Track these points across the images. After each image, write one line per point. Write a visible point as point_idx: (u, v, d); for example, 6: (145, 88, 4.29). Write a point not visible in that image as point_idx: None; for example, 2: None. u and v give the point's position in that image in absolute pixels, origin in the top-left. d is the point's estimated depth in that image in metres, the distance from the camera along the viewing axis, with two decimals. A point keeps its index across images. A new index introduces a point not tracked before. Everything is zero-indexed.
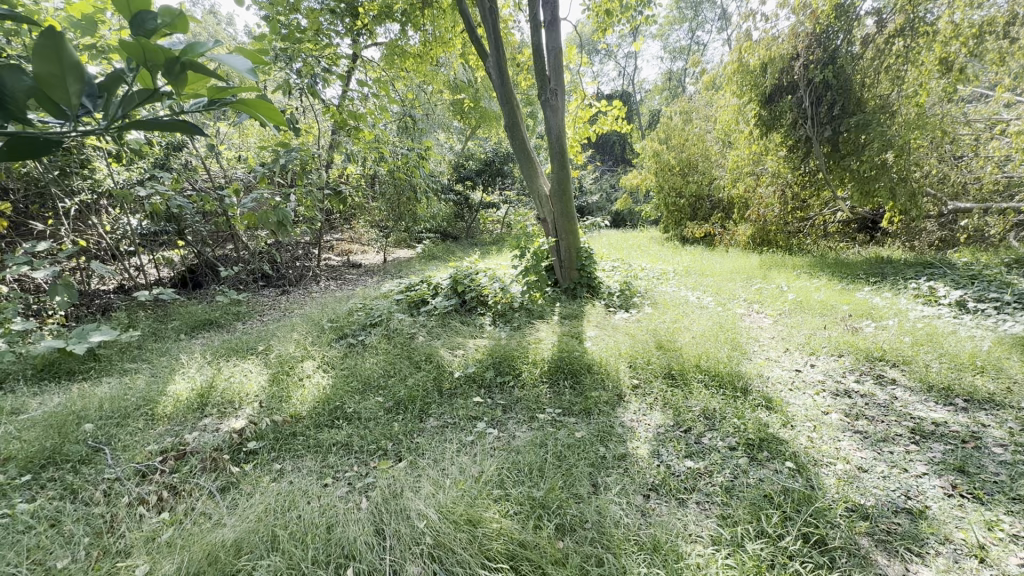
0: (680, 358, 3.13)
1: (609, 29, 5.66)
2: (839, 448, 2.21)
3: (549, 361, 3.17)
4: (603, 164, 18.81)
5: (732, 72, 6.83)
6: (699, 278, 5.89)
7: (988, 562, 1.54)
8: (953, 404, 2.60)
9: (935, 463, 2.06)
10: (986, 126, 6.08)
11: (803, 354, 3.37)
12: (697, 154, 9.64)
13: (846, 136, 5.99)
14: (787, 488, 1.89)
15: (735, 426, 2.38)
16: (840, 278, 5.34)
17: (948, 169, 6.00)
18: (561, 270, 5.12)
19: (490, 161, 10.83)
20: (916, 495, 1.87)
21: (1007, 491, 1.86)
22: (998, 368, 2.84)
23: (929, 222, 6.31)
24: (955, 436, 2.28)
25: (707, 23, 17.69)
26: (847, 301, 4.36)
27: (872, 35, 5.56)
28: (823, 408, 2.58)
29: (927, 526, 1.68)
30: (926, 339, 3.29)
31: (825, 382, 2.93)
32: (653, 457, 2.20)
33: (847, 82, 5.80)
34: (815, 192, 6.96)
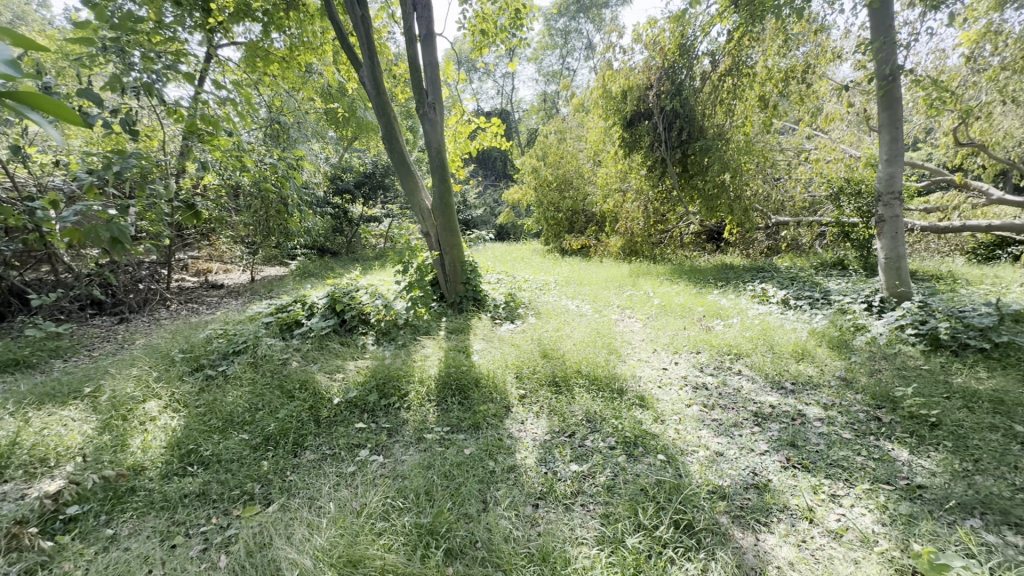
0: (563, 364, 3.27)
1: (485, 48, 5.80)
2: (700, 436, 2.47)
3: (436, 378, 3.10)
4: (486, 179, 19.22)
5: (598, 97, 7.44)
6: (578, 287, 6.26)
7: (815, 522, 1.81)
8: (784, 387, 3.07)
9: (774, 441, 2.39)
10: (794, 154, 7.37)
11: (669, 353, 3.73)
12: (571, 172, 10.32)
13: (693, 158, 6.93)
14: (660, 480, 2.05)
15: (614, 426, 2.53)
16: (695, 282, 6.04)
17: (770, 189, 7.16)
18: (446, 284, 5.06)
19: (370, 173, 10.46)
20: (761, 471, 2.14)
21: (824, 457, 2.22)
22: (813, 354, 3.44)
23: (760, 234, 7.66)
24: (786, 415, 2.68)
25: (575, 51, 19.14)
26: (701, 304, 4.94)
27: (708, 72, 6.22)
28: (686, 402, 2.87)
29: (770, 497, 1.93)
30: (762, 334, 3.86)
31: (686, 377, 3.26)
32: (540, 465, 2.24)
33: (691, 111, 6.70)
34: (671, 208, 7.84)
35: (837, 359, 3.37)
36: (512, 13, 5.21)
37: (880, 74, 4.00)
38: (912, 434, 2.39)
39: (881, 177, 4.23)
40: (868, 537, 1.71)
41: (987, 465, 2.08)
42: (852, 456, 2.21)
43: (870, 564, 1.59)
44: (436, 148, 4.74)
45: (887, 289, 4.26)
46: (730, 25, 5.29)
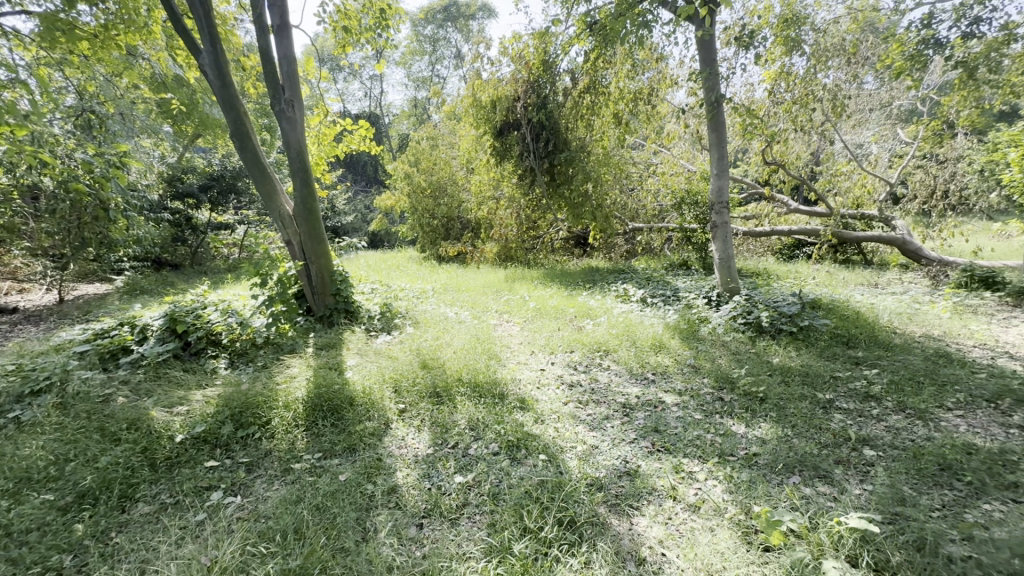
0: (443, 374, 3.21)
1: (349, 47, 5.50)
2: (577, 432, 2.59)
3: (305, 400, 2.82)
4: (355, 184, 18.33)
5: (468, 106, 7.55)
6: (456, 294, 6.23)
7: (678, 498, 1.99)
8: (646, 377, 3.38)
9: (640, 429, 2.61)
10: (644, 167, 8.25)
11: (545, 354, 3.88)
12: (445, 178, 10.30)
13: (559, 167, 7.42)
14: (542, 480, 2.10)
15: (497, 432, 2.54)
16: (566, 285, 6.40)
17: (626, 200, 7.98)
18: (313, 296, 4.66)
19: (218, 175, 9.29)
20: (631, 459, 2.31)
21: (682, 439, 2.47)
22: (668, 347, 3.84)
23: (619, 239, 8.40)
24: (648, 403, 2.95)
25: (444, 59, 19.20)
26: (572, 306, 5.24)
27: (569, 88, 6.61)
28: (563, 400, 3.01)
29: (640, 483, 2.08)
30: (625, 331, 4.21)
31: (562, 376, 3.43)
32: (424, 481, 2.16)
33: (556, 123, 7.17)
34: (542, 215, 8.23)
35: (686, 349, 3.81)
36: (376, 12, 5.01)
37: (709, 100, 4.64)
38: (747, 409, 2.79)
39: (713, 188, 4.90)
40: (720, 506, 1.92)
41: (801, 429, 2.49)
42: (703, 435, 2.50)
43: (723, 529, 1.78)
44: (296, 148, 4.35)
45: (721, 286, 4.93)
46: (587, 46, 5.69)
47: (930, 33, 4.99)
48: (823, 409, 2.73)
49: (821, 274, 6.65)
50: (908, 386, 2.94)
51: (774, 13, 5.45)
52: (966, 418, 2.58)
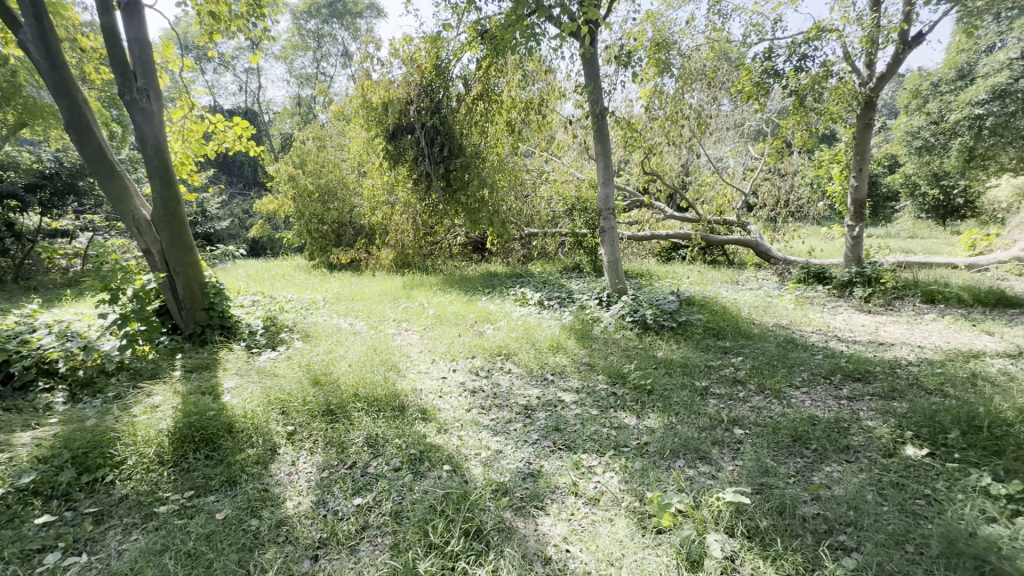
0: (337, 391, 3.00)
1: (218, 35, 4.97)
2: (481, 438, 2.58)
3: (170, 431, 2.45)
4: (230, 187, 16.64)
5: (358, 107, 7.32)
6: (350, 304, 5.91)
7: (579, 494, 2.06)
8: (546, 378, 3.48)
9: (542, 429, 2.67)
10: (538, 175, 8.58)
11: (447, 361, 3.83)
12: (334, 181, 9.73)
13: (455, 173, 7.41)
14: (447, 492, 2.04)
15: (398, 446, 2.44)
16: (465, 291, 6.39)
17: (521, 206, 8.22)
18: (181, 312, 4.11)
19: (52, 173, 7.86)
20: (534, 460, 2.35)
21: (581, 435, 2.57)
22: (565, 347, 4.00)
23: (516, 244, 8.60)
24: (548, 403, 3.03)
25: (330, 56, 18.24)
26: (472, 311, 5.25)
27: (463, 94, 6.96)
28: (465, 407, 2.98)
29: (543, 483, 2.12)
30: (524, 334, 4.32)
31: (463, 383, 3.40)
32: (318, 508, 1.99)
33: (450, 128, 7.22)
34: (439, 220, 8.14)
35: (582, 348, 4.00)
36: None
37: (594, 113, 4.95)
38: (637, 401, 2.99)
39: (601, 195, 5.20)
40: (618, 496, 2.02)
41: (683, 416, 2.73)
42: (599, 429, 2.63)
43: (620, 518, 1.87)
44: (154, 144, 3.82)
45: (611, 287, 5.25)
46: (479, 54, 5.76)
47: (770, 65, 5.89)
48: (700, 396, 3.02)
49: (694, 274, 7.41)
50: (766, 369, 3.38)
51: (647, 37, 5.99)
52: (809, 393, 3.03)
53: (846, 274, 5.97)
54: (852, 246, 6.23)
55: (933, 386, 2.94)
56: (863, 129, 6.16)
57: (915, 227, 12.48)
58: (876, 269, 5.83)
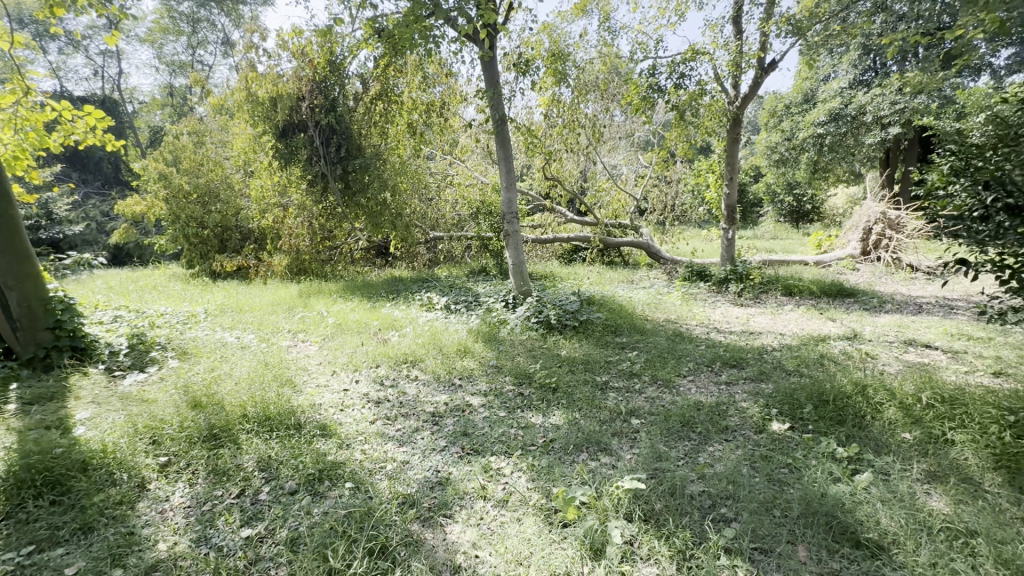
0: (221, 412, 2.71)
1: (62, 10, 4.27)
2: (386, 450, 2.48)
3: (2, 477, 2.04)
4: (85, 186, 14.41)
5: (241, 101, 6.72)
6: (237, 315, 5.39)
7: (487, 497, 2.06)
8: (453, 383, 3.44)
9: (450, 435, 2.63)
10: (443, 179, 8.56)
11: (348, 372, 3.64)
12: (216, 181, 8.83)
13: (354, 174, 7.09)
14: (350, 511, 1.94)
15: (294, 467, 2.26)
16: (367, 297, 6.13)
17: (425, 209, 8.15)
18: (17, 333, 3.46)
19: None
20: (442, 467, 2.31)
21: (489, 438, 2.58)
22: (472, 350, 4.00)
23: (421, 248, 8.43)
24: (456, 408, 3.00)
25: (208, 44, 16.59)
26: (376, 318, 5.05)
27: (360, 94, 6.93)
28: (369, 419, 2.85)
29: (451, 490, 2.09)
30: (431, 339, 4.25)
31: (367, 394, 3.25)
32: (198, 546, 1.78)
33: (347, 128, 6.92)
34: (337, 223, 7.73)
35: (489, 350, 4.03)
36: None
37: (495, 117, 5.04)
38: (543, 399, 3.07)
39: (504, 199, 5.28)
40: (526, 495, 2.04)
41: (586, 410, 2.85)
42: (507, 431, 2.66)
43: (528, 517, 1.90)
44: None
45: (516, 289, 5.36)
46: (376, 53, 5.61)
47: (654, 81, 6.41)
48: (600, 390, 3.19)
49: (594, 274, 7.82)
50: (658, 361, 3.66)
51: (544, 47, 6.23)
52: (694, 381, 3.34)
53: (722, 271, 6.66)
54: (727, 246, 6.96)
55: (792, 367, 3.38)
56: (733, 142, 6.94)
57: (776, 229, 14.31)
58: (746, 267, 6.58)
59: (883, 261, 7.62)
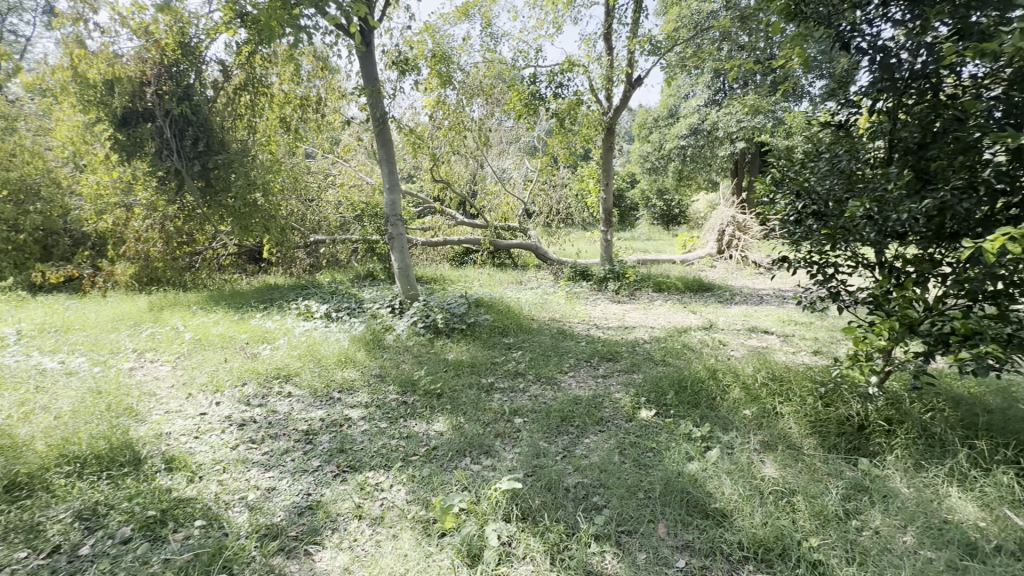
0: (32, 454, 2.24)
1: None
2: (248, 478, 2.24)
3: None
4: None
5: (66, 81, 5.70)
6: (63, 335, 4.54)
7: (363, 515, 1.94)
8: (332, 397, 3.22)
9: (324, 453, 2.46)
10: (323, 178, 8.08)
11: (208, 394, 3.24)
12: (35, 175, 7.38)
13: (216, 171, 6.37)
14: (198, 553, 1.71)
15: (128, 511, 1.93)
16: (234, 308, 5.53)
17: (303, 210, 7.60)
18: None
19: None
20: (313, 489, 2.14)
21: (368, 452, 2.45)
22: (354, 360, 3.79)
23: (300, 253, 7.85)
24: (334, 424, 2.81)
25: (26, 11, 13.85)
26: (244, 331, 4.56)
27: (220, 82, 6.24)
28: (230, 444, 2.55)
29: (322, 513, 1.95)
30: (308, 350, 3.95)
31: (229, 416, 2.91)
32: None
33: (205, 121, 6.21)
34: (198, 226, 6.88)
35: (372, 359, 3.85)
36: None
37: (375, 117, 4.85)
38: (427, 406, 3.01)
39: (387, 201, 5.09)
40: (404, 509, 1.97)
41: (470, 414, 2.84)
42: (388, 442, 2.55)
43: (404, 531, 1.83)
44: None
45: (403, 294, 5.20)
46: (238, 38, 5.10)
47: (535, 88, 6.65)
48: (486, 392, 3.19)
49: (484, 276, 7.88)
50: (542, 359, 3.78)
51: (427, 48, 6.14)
52: (575, 376, 3.50)
53: (602, 271, 7.12)
54: (606, 246, 7.43)
55: (659, 358, 3.70)
56: (608, 150, 7.42)
57: (650, 231, 15.68)
58: (622, 267, 7.10)
59: (734, 258, 8.69)
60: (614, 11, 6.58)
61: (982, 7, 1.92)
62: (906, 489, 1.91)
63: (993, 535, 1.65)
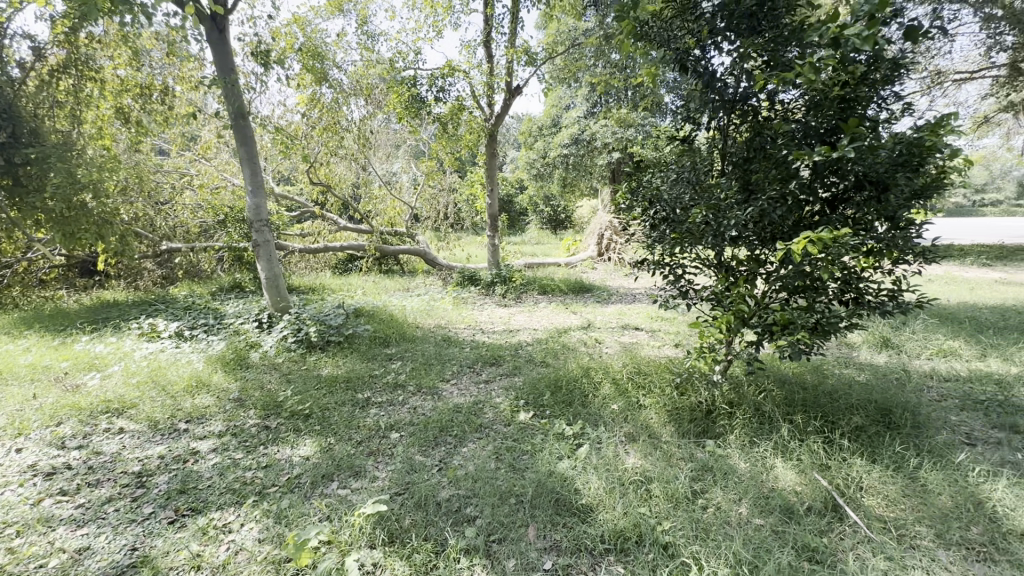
0: None
1: None
2: (51, 540, 1.84)
3: None
4: None
5: None
6: None
7: (202, 565, 1.70)
8: (177, 429, 2.80)
9: (161, 497, 2.12)
10: (177, 179, 7.14)
11: (6, 440, 2.63)
12: None
13: (25, 168, 5.23)
14: None
15: None
16: (54, 331, 4.62)
17: (150, 214, 6.63)
18: None
19: None
20: (141, 542, 1.83)
21: (217, 488, 2.16)
22: (208, 384, 3.35)
23: (148, 263, 6.84)
24: (177, 461, 2.44)
25: None
26: (65, 358, 3.83)
27: (30, 62, 5.21)
28: (30, 501, 2.09)
29: (148, 571, 1.66)
30: (150, 377, 3.42)
31: (34, 465, 2.38)
32: None
33: (10, 106, 5.10)
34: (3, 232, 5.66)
35: (231, 381, 3.44)
36: None
37: (232, 112, 4.37)
38: (293, 429, 2.75)
39: (250, 206, 4.60)
40: (254, 551, 1.76)
41: (341, 434, 2.65)
42: (243, 475, 2.28)
43: None
44: None
45: (272, 306, 4.75)
46: (53, 10, 4.30)
47: (415, 91, 6.52)
48: (361, 408, 3.01)
49: (368, 284, 7.54)
50: (423, 368, 3.69)
51: (296, 41, 5.73)
52: (457, 384, 3.44)
53: (490, 275, 7.18)
54: (492, 251, 7.52)
55: (539, 360, 3.80)
56: (491, 156, 7.52)
57: (539, 235, 16.25)
58: (509, 271, 7.23)
59: (612, 260, 9.31)
60: (491, 20, 6.70)
61: (788, 43, 2.26)
62: (742, 464, 2.15)
63: (806, 497, 1.91)
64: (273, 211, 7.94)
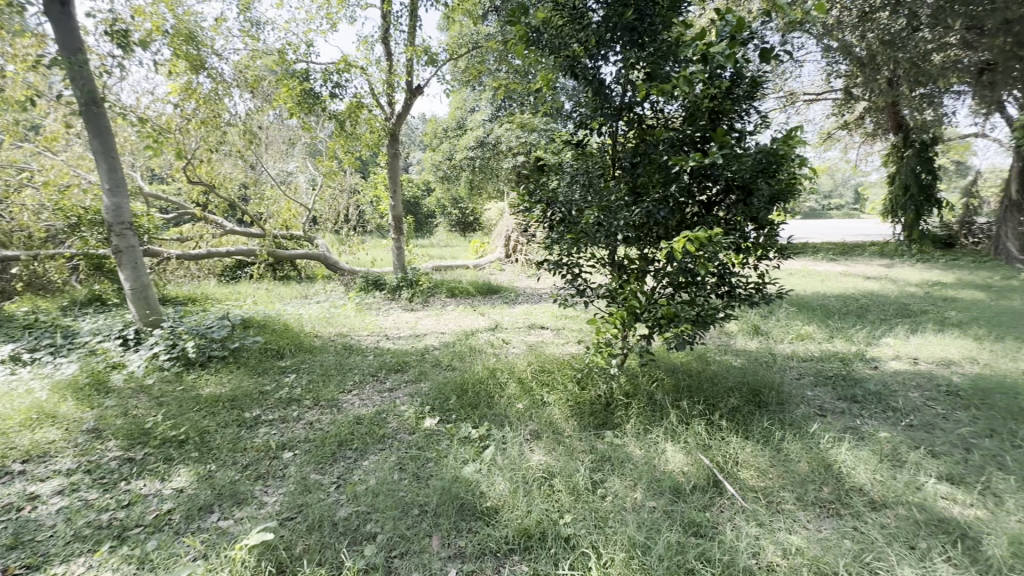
0: None
1: None
2: None
3: None
4: None
5: None
6: None
7: None
8: (9, 472, 2.34)
9: None
10: (12, 175, 6.04)
11: None
12: None
13: None
14: None
15: None
16: None
17: None
18: None
19: None
20: None
21: (61, 538, 1.84)
22: (55, 414, 2.85)
23: None
24: (9, 510, 2.03)
25: None
26: None
27: None
28: None
29: None
30: None
31: None
32: None
33: None
34: None
35: (86, 409, 2.96)
36: None
37: (81, 97, 3.77)
38: (165, 459, 2.43)
39: (107, 206, 4.00)
40: None
41: (222, 458, 2.40)
42: (97, 517, 1.96)
43: None
44: None
45: (139, 320, 4.19)
46: None
47: (308, 86, 6.13)
48: (249, 428, 2.75)
49: (260, 292, 6.94)
50: (322, 379, 3.47)
51: (165, 23, 5.11)
52: (359, 394, 3.28)
53: (395, 279, 6.95)
54: (397, 254, 7.30)
55: (445, 363, 3.73)
56: (393, 156, 7.31)
57: (447, 238, 16.08)
58: (415, 274, 7.06)
59: (519, 262, 9.48)
60: (389, 16, 6.50)
61: (666, 58, 2.44)
62: (637, 451, 2.27)
63: (691, 476, 2.07)
64: (141, 213, 7.01)
